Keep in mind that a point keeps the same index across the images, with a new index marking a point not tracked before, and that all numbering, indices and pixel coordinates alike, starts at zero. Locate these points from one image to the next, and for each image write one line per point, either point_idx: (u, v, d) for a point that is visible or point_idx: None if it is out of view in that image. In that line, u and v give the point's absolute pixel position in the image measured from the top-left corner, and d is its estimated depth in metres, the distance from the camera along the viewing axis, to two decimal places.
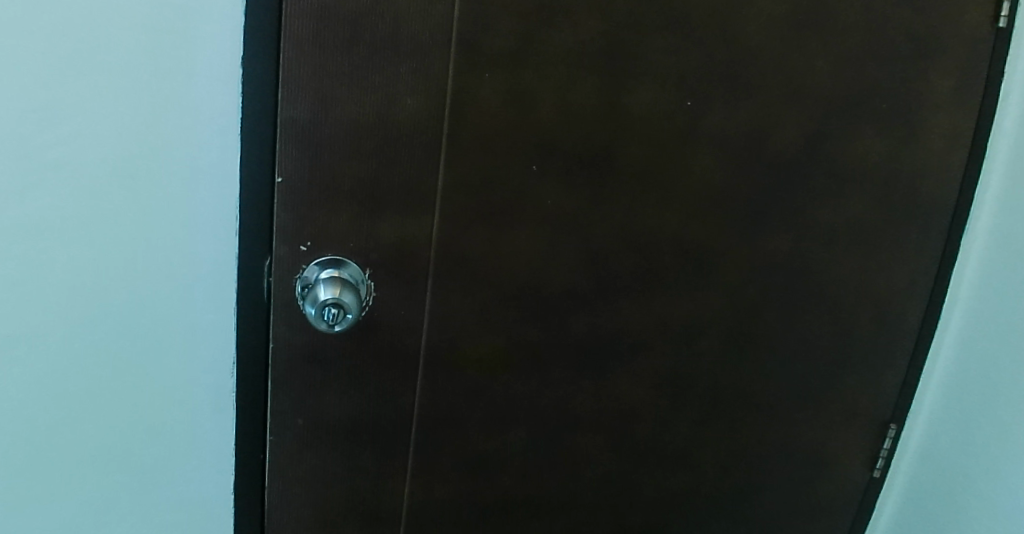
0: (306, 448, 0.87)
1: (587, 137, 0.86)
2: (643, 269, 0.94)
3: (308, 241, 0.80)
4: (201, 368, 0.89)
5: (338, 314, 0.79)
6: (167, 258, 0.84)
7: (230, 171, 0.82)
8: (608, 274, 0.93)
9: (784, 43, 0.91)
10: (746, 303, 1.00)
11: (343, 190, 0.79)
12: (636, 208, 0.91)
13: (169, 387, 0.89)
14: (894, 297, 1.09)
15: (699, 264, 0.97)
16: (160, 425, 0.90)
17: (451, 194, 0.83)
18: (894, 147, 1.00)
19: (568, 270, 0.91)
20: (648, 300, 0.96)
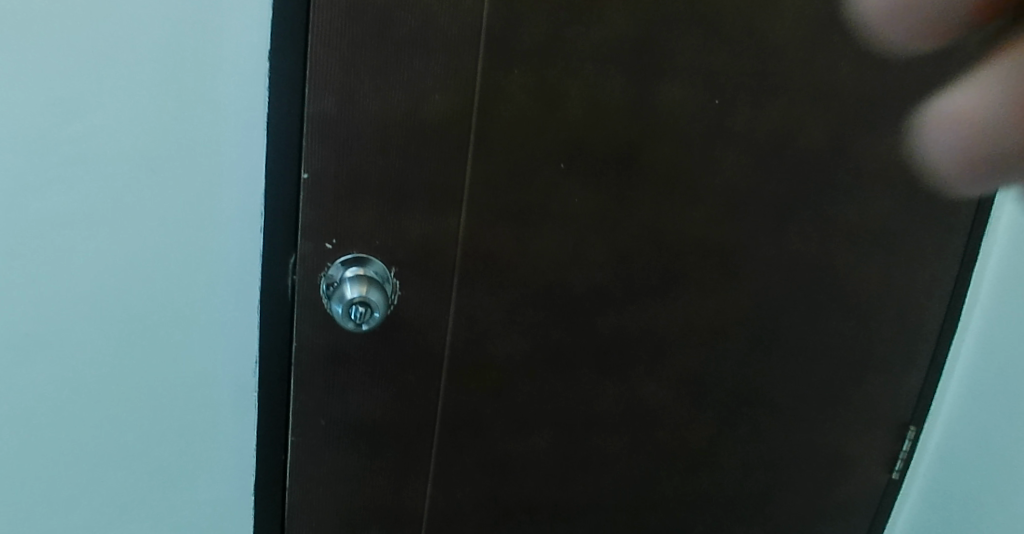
0: (329, 448, 0.86)
1: (615, 135, 0.85)
2: (667, 269, 0.93)
3: (333, 238, 0.79)
4: (224, 366, 0.87)
5: (366, 313, 0.79)
6: (192, 255, 0.82)
7: (254, 166, 0.81)
8: (634, 272, 0.92)
9: (815, 42, 0.89)
10: (769, 304, 0.99)
11: (369, 187, 0.78)
12: (662, 208, 0.90)
13: (192, 386, 0.87)
14: (917, 299, 1.07)
15: (723, 265, 0.95)
16: (181, 423, 0.89)
17: (479, 192, 0.82)
18: None
19: (594, 269, 0.90)
20: (673, 301, 0.95)
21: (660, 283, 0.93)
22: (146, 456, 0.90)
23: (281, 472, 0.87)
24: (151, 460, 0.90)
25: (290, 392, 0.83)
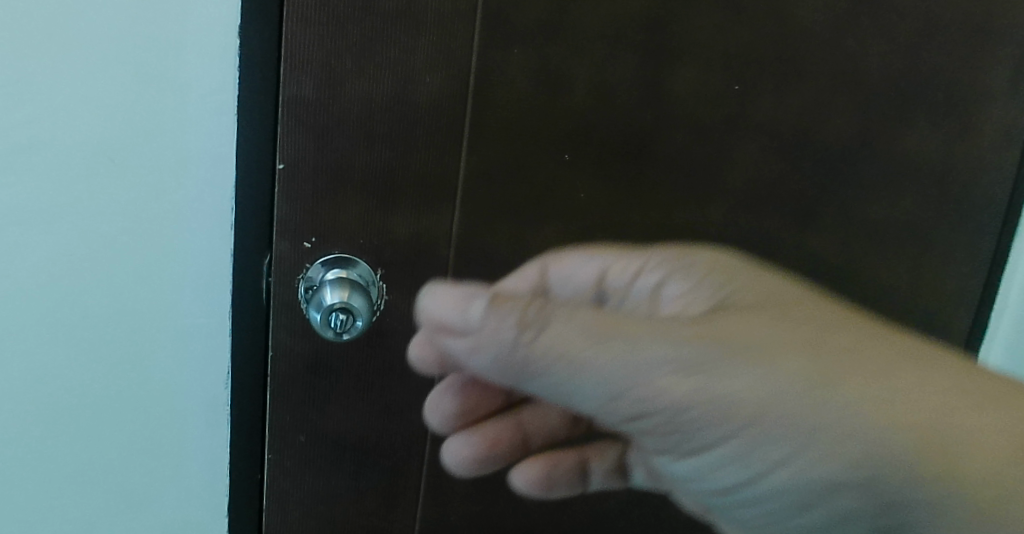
0: (308, 466, 0.78)
1: (624, 122, 0.77)
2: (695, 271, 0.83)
3: (312, 237, 0.71)
4: (194, 384, 0.78)
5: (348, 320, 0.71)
6: (158, 255, 0.74)
7: (224, 157, 0.72)
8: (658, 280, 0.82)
9: (834, 29, 0.82)
10: None
11: (353, 180, 0.70)
12: (686, 205, 0.81)
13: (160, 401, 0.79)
14: (944, 307, 0.99)
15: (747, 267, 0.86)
16: (145, 444, 0.80)
17: (472, 187, 0.74)
18: (947, 145, 0.91)
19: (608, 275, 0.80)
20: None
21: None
22: (109, 480, 0.81)
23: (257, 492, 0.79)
24: (115, 483, 0.81)
25: (265, 405, 0.75)
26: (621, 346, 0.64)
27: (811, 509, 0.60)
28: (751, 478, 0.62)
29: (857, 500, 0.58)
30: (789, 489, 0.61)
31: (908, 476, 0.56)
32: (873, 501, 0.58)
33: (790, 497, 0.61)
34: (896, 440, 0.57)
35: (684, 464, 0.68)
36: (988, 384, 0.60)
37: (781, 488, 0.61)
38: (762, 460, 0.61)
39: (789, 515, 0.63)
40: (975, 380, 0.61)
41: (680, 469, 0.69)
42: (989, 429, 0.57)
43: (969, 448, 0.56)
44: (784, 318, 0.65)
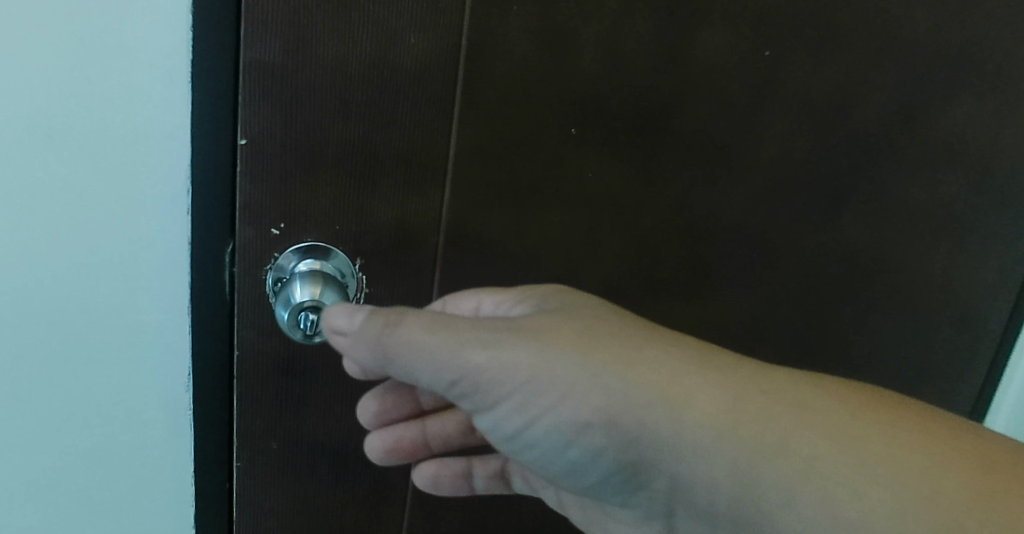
0: (284, 476, 0.70)
1: (638, 93, 0.68)
2: (706, 258, 0.76)
3: (280, 223, 0.62)
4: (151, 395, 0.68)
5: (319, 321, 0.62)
6: (101, 250, 0.63)
7: (179, 134, 0.62)
8: (665, 266, 0.75)
9: None
10: (817, 303, 0.83)
11: (327, 158, 0.61)
12: (704, 185, 0.73)
13: (108, 420, 0.68)
14: (980, 300, 0.91)
15: (762, 256, 0.78)
16: (97, 465, 0.70)
17: (469, 166, 0.65)
18: (998, 122, 0.81)
19: (615, 261, 0.73)
20: (701, 300, 0.78)
21: (693, 278, 0.77)
22: (55, 505, 0.71)
23: (227, 505, 0.71)
24: (63, 510, 0.71)
25: (233, 408, 0.67)
26: (489, 332, 0.53)
27: (629, 486, 0.56)
28: (585, 458, 0.55)
29: (684, 477, 0.52)
30: (603, 462, 0.55)
31: (730, 475, 0.51)
32: (699, 489, 0.52)
33: (613, 473, 0.55)
34: (733, 436, 0.51)
35: (527, 476, 0.70)
36: (923, 411, 0.52)
37: (596, 470, 0.56)
38: (585, 441, 0.54)
39: (606, 489, 0.57)
40: (918, 410, 0.52)
41: (525, 481, 0.71)
42: (876, 460, 0.49)
43: (839, 470, 0.49)
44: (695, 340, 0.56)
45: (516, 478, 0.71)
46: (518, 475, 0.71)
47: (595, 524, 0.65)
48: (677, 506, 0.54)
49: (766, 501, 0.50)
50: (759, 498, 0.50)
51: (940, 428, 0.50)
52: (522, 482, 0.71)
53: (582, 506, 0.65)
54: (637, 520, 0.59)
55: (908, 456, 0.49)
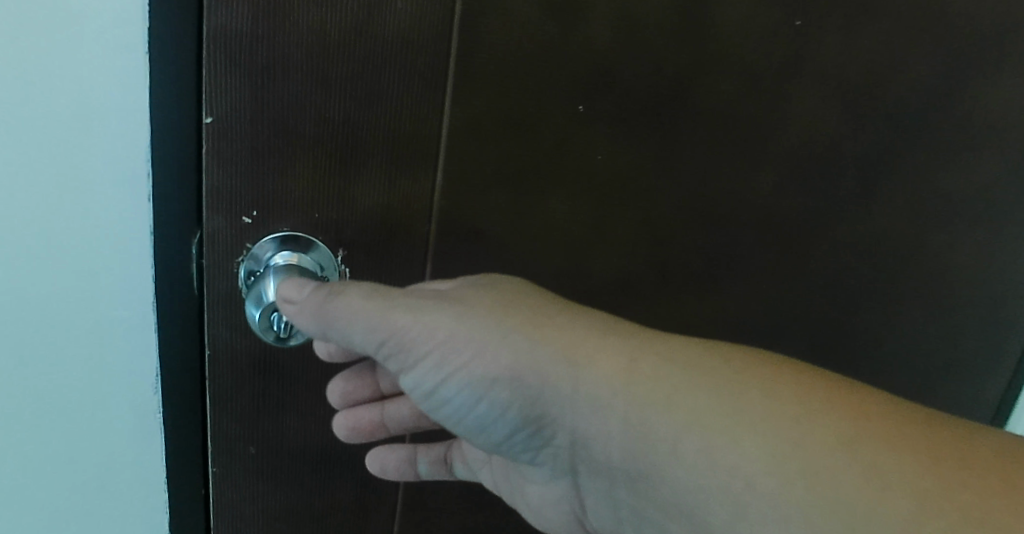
0: (265, 484, 0.65)
1: (654, 66, 0.61)
2: (721, 248, 0.70)
3: (253, 210, 0.56)
4: (115, 400, 0.62)
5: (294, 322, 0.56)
6: (54, 239, 0.57)
7: (137, 109, 0.55)
8: (676, 256, 0.69)
9: None
10: (840, 294, 0.77)
11: (304, 137, 0.55)
12: (724, 169, 0.67)
13: (69, 426, 0.62)
14: (1011, 291, 0.85)
15: (781, 245, 0.72)
16: (59, 477, 0.63)
17: (466, 146, 0.58)
18: None
19: (623, 252, 0.67)
20: (714, 293, 0.72)
21: (707, 270, 0.71)
22: (15, 521, 0.65)
23: (204, 515, 0.65)
24: (24, 524, 0.65)
25: (206, 411, 0.61)
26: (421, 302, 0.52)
27: (536, 442, 0.54)
28: (490, 416, 0.53)
29: (585, 435, 0.50)
30: (507, 418, 0.53)
31: (635, 439, 0.48)
32: (601, 447, 0.50)
33: (522, 430, 0.53)
34: (640, 402, 0.48)
35: (472, 458, 0.66)
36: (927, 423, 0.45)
37: (502, 428, 0.54)
38: (493, 400, 0.52)
39: (516, 447, 0.55)
40: (924, 422, 0.45)
41: (468, 466, 0.66)
42: (797, 429, 0.45)
43: (742, 434, 0.46)
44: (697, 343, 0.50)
45: (457, 463, 0.66)
46: (463, 457, 0.66)
47: (516, 492, 0.63)
48: (582, 464, 0.52)
49: (666, 467, 0.47)
50: (664, 465, 0.47)
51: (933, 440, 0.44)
52: (464, 467, 0.67)
53: (507, 475, 0.63)
54: (547, 476, 0.57)
55: (862, 451, 0.44)
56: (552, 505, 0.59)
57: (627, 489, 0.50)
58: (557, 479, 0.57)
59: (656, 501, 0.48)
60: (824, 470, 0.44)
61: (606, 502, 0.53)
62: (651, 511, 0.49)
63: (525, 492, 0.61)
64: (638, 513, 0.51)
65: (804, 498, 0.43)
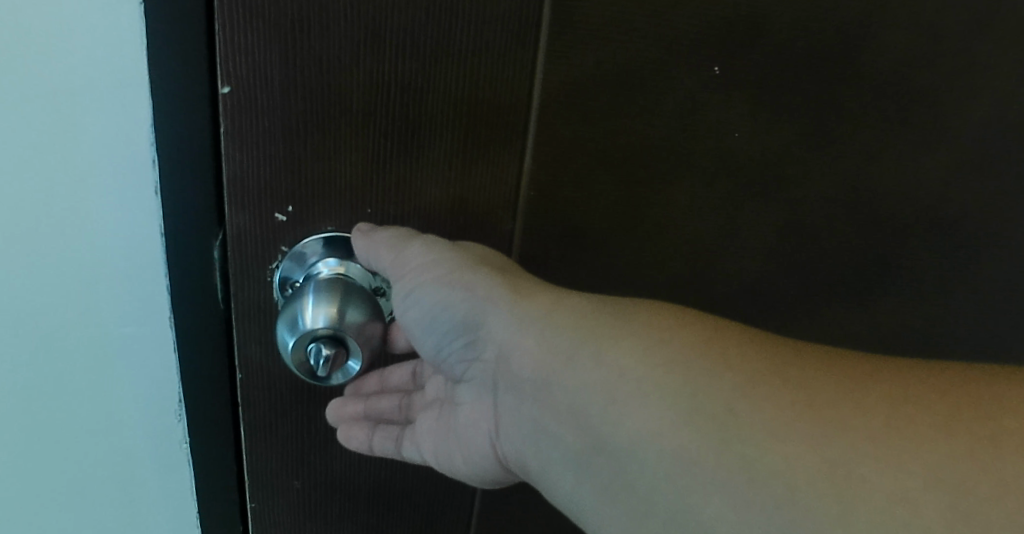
0: (314, 524, 0.54)
1: (811, 7, 0.46)
2: (867, 236, 0.55)
3: (289, 205, 0.44)
4: (131, 435, 0.50)
5: (334, 361, 0.43)
6: (36, 248, 0.44)
7: (131, 80, 0.41)
8: (814, 250, 0.55)
9: None
10: (1010, 291, 0.62)
11: (352, 109, 0.42)
12: (881, 142, 0.52)
13: (76, 469, 0.50)
14: None
15: (943, 234, 0.57)
16: (71, 522, 0.53)
17: (563, 123, 0.45)
18: None
19: (750, 246, 0.53)
20: (853, 291, 0.57)
21: (849, 264, 0.56)
22: None
23: None
24: None
25: (241, 447, 0.50)
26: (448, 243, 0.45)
27: (464, 361, 0.48)
28: (424, 335, 0.47)
29: (508, 343, 0.44)
30: (441, 335, 0.47)
31: (545, 343, 0.43)
32: (516, 356, 0.44)
33: (453, 345, 0.48)
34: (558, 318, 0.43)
35: (428, 435, 0.51)
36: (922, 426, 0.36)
37: (431, 343, 0.48)
38: (431, 315, 0.46)
39: (448, 368, 0.49)
40: None
41: (419, 447, 0.51)
42: (673, 346, 0.39)
43: (625, 339, 0.41)
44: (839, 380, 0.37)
45: (413, 446, 0.51)
46: (425, 437, 0.51)
47: (447, 453, 0.50)
48: (497, 383, 0.45)
49: (571, 371, 0.41)
50: (568, 367, 0.42)
51: (890, 422, 0.36)
52: (416, 452, 0.51)
53: (442, 435, 0.50)
54: (465, 412, 0.48)
55: (755, 392, 0.37)
56: (470, 455, 0.49)
57: (531, 405, 0.43)
58: (473, 414, 0.48)
59: (556, 411, 0.42)
60: (707, 392, 0.38)
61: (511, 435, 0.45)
62: (547, 428, 0.42)
63: (448, 446, 0.50)
64: (536, 437, 0.43)
65: (685, 415, 0.37)
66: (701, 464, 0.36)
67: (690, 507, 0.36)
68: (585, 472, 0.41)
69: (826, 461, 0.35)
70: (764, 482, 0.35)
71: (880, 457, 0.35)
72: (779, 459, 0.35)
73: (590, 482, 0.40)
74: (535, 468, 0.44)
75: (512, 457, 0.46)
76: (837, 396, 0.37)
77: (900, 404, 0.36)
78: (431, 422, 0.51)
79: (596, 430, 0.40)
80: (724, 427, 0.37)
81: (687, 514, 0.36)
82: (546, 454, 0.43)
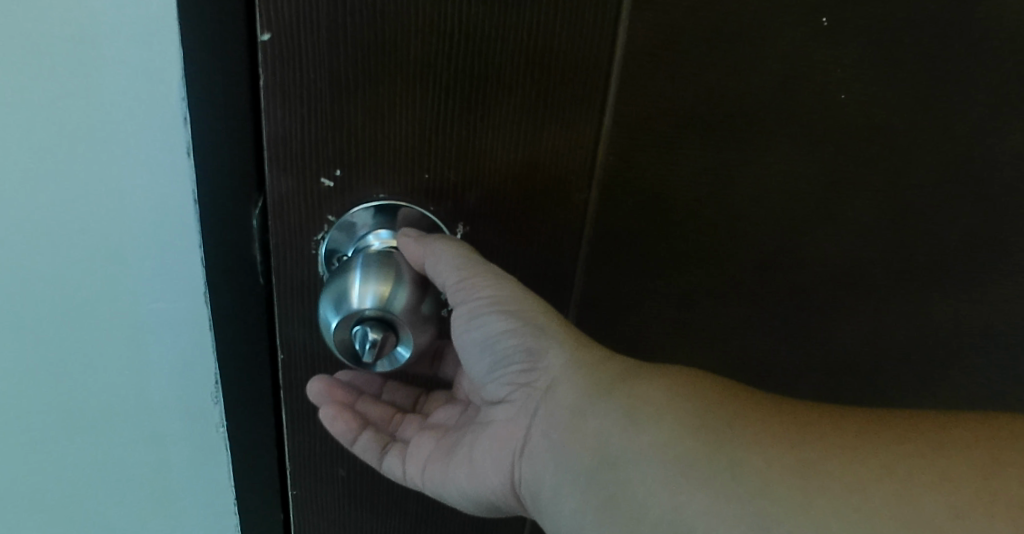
0: (359, 519, 0.50)
1: None
2: (980, 230, 0.49)
3: (337, 169, 0.38)
4: (164, 416, 0.46)
5: (381, 348, 0.37)
6: (56, 218, 0.39)
7: (161, 22, 0.36)
8: (921, 241, 0.48)
9: None
10: None
11: (408, 58, 0.36)
12: (1010, 120, 0.45)
13: (107, 451, 0.47)
14: None
15: None
16: (101, 506, 0.49)
17: (646, 76, 0.39)
18: None
19: (846, 232, 0.47)
20: (962, 284, 0.51)
21: (959, 259, 0.50)
22: None
23: None
24: None
25: (283, 431, 0.46)
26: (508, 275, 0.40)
27: (499, 394, 0.43)
28: (472, 352, 0.43)
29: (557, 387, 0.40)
30: (484, 361, 0.43)
31: (587, 381, 0.39)
32: (555, 402, 0.40)
33: (496, 377, 0.43)
34: (595, 373, 0.39)
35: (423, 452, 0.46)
36: (965, 476, 0.32)
37: (476, 365, 0.43)
38: (482, 342, 0.42)
39: (486, 390, 0.44)
40: None
41: (407, 462, 0.46)
42: (662, 380, 0.38)
43: (640, 380, 0.38)
44: (926, 438, 0.33)
45: (398, 457, 0.46)
46: (417, 456, 0.46)
47: (445, 477, 0.45)
48: (533, 417, 0.41)
49: (608, 409, 0.38)
50: (602, 402, 0.38)
51: (893, 457, 0.33)
52: (397, 464, 0.46)
53: (444, 462, 0.45)
54: (485, 443, 0.44)
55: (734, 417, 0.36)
56: (469, 493, 0.44)
57: (559, 435, 0.40)
58: (491, 445, 0.43)
59: (590, 447, 0.38)
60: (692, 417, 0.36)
61: (526, 472, 0.41)
62: (569, 460, 0.39)
63: (454, 476, 0.45)
64: (554, 466, 0.39)
65: (672, 436, 0.36)
66: (671, 475, 0.35)
67: (670, 522, 0.34)
68: (588, 489, 0.37)
69: (813, 474, 0.33)
70: (721, 492, 0.33)
71: (849, 479, 0.32)
72: (754, 473, 0.33)
73: (586, 491, 0.37)
74: (540, 501, 0.40)
75: (527, 495, 0.42)
76: (872, 437, 0.34)
77: (949, 455, 0.33)
78: (429, 442, 0.46)
79: (608, 461, 0.37)
80: (708, 438, 0.35)
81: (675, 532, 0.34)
82: (557, 483, 0.39)
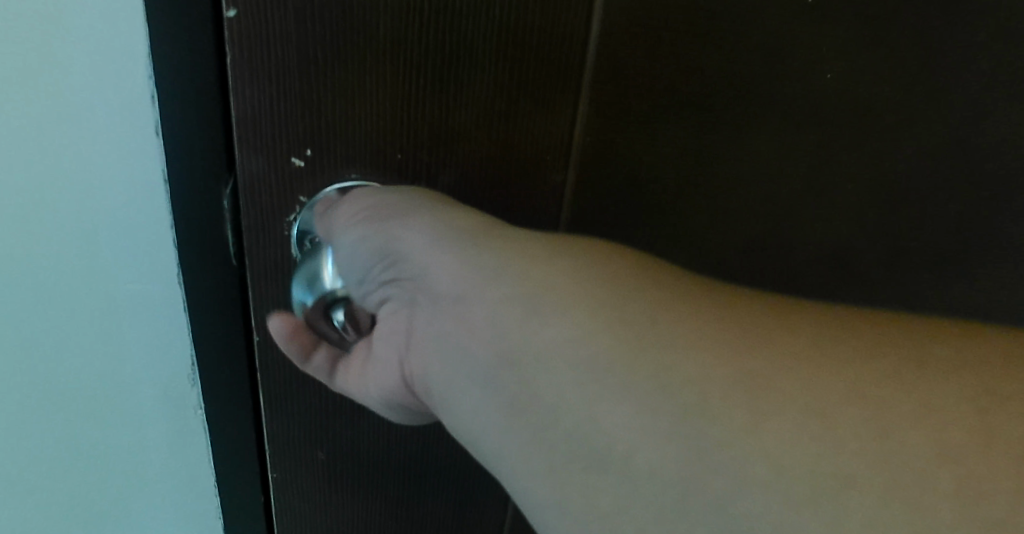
0: (339, 496, 0.51)
1: None
2: None
3: (307, 150, 0.38)
4: (140, 399, 0.45)
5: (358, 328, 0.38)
6: (18, 200, 0.38)
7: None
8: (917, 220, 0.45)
9: None
10: None
11: (379, 40, 0.36)
12: None
13: (83, 435, 0.46)
14: None
15: None
16: (77, 492, 0.48)
17: (622, 52, 0.40)
18: None
19: (835, 222, 0.45)
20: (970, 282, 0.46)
21: None
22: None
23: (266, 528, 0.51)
24: None
25: (260, 414, 0.46)
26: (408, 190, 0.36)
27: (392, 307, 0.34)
28: (349, 264, 0.36)
29: (431, 264, 0.31)
30: (359, 266, 0.35)
31: (468, 254, 0.30)
32: (432, 281, 0.31)
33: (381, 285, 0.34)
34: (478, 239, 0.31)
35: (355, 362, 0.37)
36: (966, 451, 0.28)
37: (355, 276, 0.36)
38: (353, 249, 0.35)
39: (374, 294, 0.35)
40: None
41: (338, 375, 0.38)
42: (566, 246, 0.29)
43: (546, 248, 0.29)
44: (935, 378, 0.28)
45: (345, 375, 0.38)
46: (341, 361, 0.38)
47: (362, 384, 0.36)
48: (418, 311, 0.32)
49: (483, 272, 0.29)
50: (478, 265, 0.30)
51: None
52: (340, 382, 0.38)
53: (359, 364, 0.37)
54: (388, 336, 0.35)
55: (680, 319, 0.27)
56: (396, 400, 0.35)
57: (441, 326, 0.30)
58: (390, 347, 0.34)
59: (488, 348, 0.28)
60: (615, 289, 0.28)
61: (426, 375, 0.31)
62: (456, 359, 0.29)
63: (367, 380, 0.36)
64: (448, 370, 0.30)
65: (568, 303, 0.27)
66: (576, 363, 0.26)
67: (596, 455, 0.25)
68: (489, 398, 0.28)
69: None
70: (700, 434, 0.24)
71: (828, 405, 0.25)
72: (694, 389, 0.25)
73: (492, 407, 0.28)
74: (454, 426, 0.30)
75: (420, 390, 0.33)
76: None
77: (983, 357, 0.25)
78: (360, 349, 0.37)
79: (503, 363, 0.28)
80: (623, 340, 0.26)
81: (596, 450, 0.25)
82: (449, 386, 0.30)
